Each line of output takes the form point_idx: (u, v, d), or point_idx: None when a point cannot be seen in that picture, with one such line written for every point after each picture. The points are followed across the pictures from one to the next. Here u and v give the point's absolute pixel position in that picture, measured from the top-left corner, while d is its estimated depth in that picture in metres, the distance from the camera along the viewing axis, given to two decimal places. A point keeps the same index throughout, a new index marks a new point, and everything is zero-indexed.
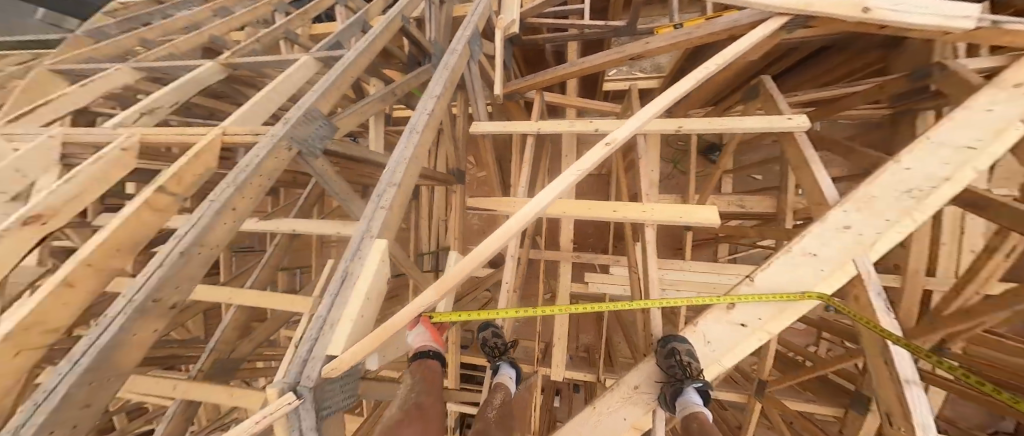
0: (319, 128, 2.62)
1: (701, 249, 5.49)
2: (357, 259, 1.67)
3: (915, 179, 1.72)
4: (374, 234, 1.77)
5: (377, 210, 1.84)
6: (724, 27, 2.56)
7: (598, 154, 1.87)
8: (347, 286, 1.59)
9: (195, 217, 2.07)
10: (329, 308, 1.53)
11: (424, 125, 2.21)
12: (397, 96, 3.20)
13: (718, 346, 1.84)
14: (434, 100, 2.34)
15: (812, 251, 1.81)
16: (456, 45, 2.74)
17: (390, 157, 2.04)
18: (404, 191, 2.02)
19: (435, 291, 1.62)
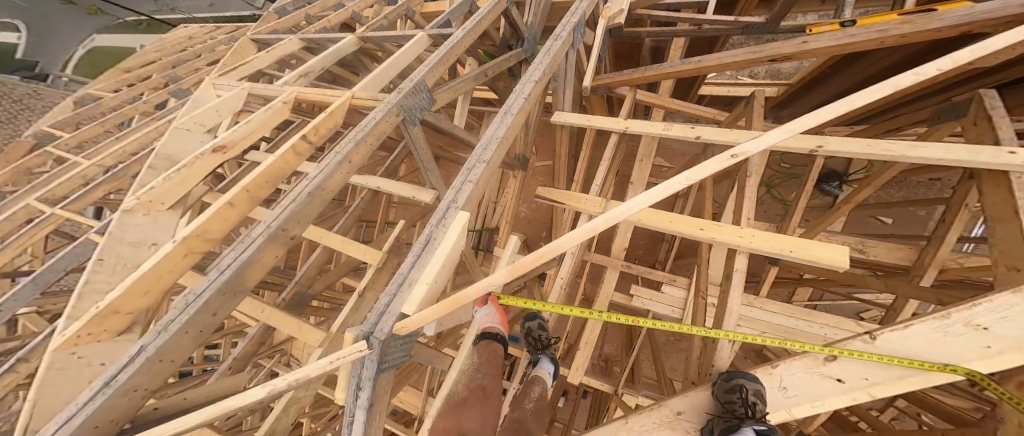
0: (422, 99, 2.87)
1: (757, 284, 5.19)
2: (441, 226, 1.77)
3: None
4: (459, 206, 1.84)
5: (465, 183, 1.94)
6: None
7: (715, 166, 1.78)
8: (429, 250, 1.69)
9: (324, 164, 2.46)
10: (410, 268, 1.64)
11: (519, 107, 2.28)
12: (485, 78, 3.33)
13: (796, 394, 1.72)
14: (532, 83, 2.41)
15: (984, 325, 1.52)
16: (558, 35, 2.77)
17: (481, 139, 2.14)
18: (492, 169, 2.09)
19: (511, 272, 1.55)
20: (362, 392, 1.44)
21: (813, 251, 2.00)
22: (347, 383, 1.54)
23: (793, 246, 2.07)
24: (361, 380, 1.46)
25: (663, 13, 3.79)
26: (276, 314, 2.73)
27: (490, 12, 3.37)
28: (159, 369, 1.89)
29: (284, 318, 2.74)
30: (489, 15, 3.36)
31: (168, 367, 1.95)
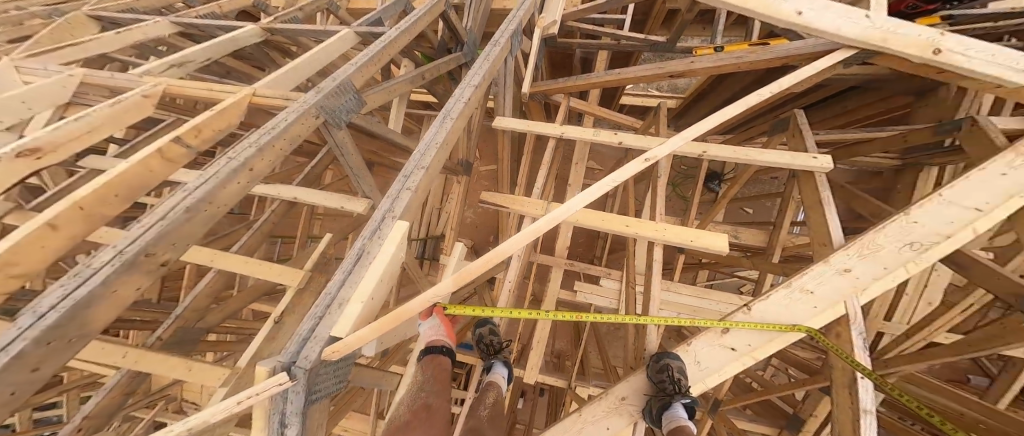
0: (349, 100, 2.68)
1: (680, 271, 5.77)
2: (377, 237, 1.72)
3: (924, 233, 1.83)
4: (395, 215, 1.80)
5: (402, 193, 1.92)
6: (780, 54, 2.65)
7: (634, 169, 2.00)
8: (362, 264, 1.64)
9: (209, 172, 2.07)
10: (340, 286, 1.58)
11: (455, 117, 2.30)
12: (423, 80, 3.28)
13: (708, 365, 1.95)
14: (466, 95, 2.43)
15: (810, 289, 1.93)
16: (493, 45, 2.82)
17: (414, 153, 2.12)
18: (431, 177, 2.09)
19: (457, 279, 1.62)
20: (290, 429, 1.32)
21: (693, 237, 2.43)
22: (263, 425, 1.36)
23: (693, 237, 2.44)
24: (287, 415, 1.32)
25: (591, 27, 4.03)
26: (153, 358, 2.30)
27: (426, 15, 3.35)
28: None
29: (163, 360, 2.30)
30: (423, 18, 3.33)
31: None
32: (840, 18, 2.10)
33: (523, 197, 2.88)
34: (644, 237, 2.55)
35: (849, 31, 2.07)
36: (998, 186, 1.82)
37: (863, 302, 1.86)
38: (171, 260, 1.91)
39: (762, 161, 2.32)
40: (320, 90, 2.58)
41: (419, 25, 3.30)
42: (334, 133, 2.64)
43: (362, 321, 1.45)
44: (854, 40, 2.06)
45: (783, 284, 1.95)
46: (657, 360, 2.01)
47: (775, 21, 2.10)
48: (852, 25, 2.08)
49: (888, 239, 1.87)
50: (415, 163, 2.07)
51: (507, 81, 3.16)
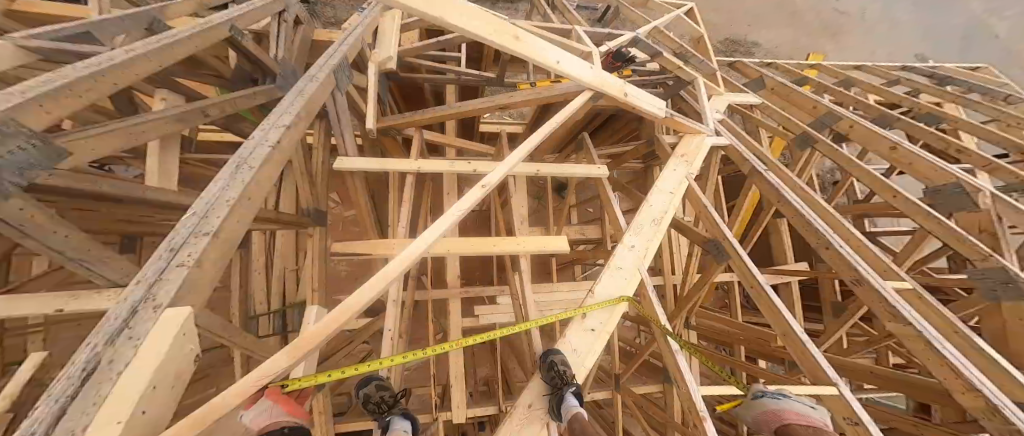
0: (18, 151, 1.59)
1: (564, 270, 6.31)
2: (129, 334, 1.03)
3: (654, 211, 2.57)
4: (167, 294, 1.12)
5: (169, 271, 1.17)
6: (562, 90, 3.21)
7: (474, 196, 2.03)
8: (103, 378, 0.94)
9: None
10: (50, 423, 0.84)
11: (263, 156, 1.56)
12: (208, 116, 2.57)
13: (581, 350, 2.12)
14: (282, 126, 1.72)
15: (619, 265, 2.38)
16: (323, 66, 2.28)
17: (212, 182, 1.42)
18: (227, 239, 1.36)
19: (290, 353, 1.34)
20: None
21: (538, 246, 2.73)
22: None
23: (528, 245, 2.73)
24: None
25: (430, 63, 4.18)
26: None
27: (199, 36, 2.42)
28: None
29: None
30: (194, 40, 2.38)
31: None
32: (577, 68, 2.40)
33: (382, 241, 2.70)
34: (509, 254, 2.66)
35: (587, 79, 2.41)
36: (676, 177, 2.76)
37: (648, 267, 2.39)
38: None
39: (575, 173, 2.81)
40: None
41: (185, 46, 2.31)
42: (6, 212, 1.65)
43: None
44: (591, 85, 2.41)
45: (604, 268, 2.37)
46: (545, 359, 2.21)
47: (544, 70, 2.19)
48: (587, 74, 2.43)
49: (644, 218, 2.55)
50: (194, 219, 1.31)
51: (345, 116, 2.75)
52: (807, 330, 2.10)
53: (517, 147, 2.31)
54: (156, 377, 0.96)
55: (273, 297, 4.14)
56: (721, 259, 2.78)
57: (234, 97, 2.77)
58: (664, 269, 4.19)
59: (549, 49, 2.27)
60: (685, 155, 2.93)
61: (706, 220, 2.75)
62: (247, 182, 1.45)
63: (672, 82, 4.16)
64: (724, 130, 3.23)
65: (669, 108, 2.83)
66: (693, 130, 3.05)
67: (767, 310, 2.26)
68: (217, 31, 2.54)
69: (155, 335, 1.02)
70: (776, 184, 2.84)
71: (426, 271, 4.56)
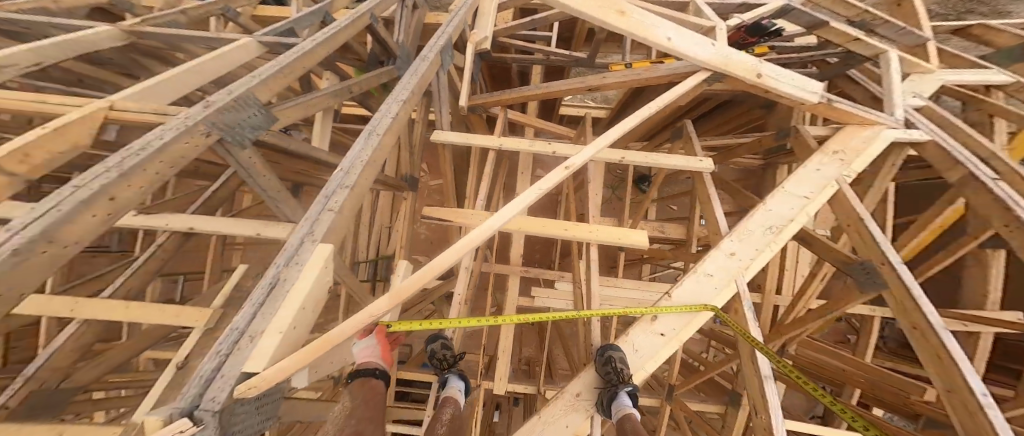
0: (253, 117, 2.09)
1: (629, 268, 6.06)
2: (292, 267, 1.52)
3: (779, 217, 2.18)
4: (313, 243, 1.60)
5: (312, 229, 1.65)
6: (669, 69, 2.73)
7: (556, 177, 1.94)
8: (277, 294, 1.46)
9: (62, 196, 1.46)
10: (249, 320, 1.37)
11: (373, 147, 1.98)
12: (351, 93, 2.75)
13: (645, 353, 1.94)
14: (385, 121, 2.09)
15: (709, 272, 2.11)
16: (432, 47, 2.56)
17: (336, 169, 1.86)
18: (348, 211, 1.81)
19: (392, 298, 1.54)
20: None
21: (616, 237, 2.51)
22: None
23: (612, 236, 2.53)
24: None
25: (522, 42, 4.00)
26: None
27: (351, 24, 2.74)
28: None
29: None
30: (348, 28, 2.72)
31: None
32: (693, 44, 2.18)
33: (460, 209, 2.74)
34: (581, 241, 2.51)
35: (705, 57, 2.17)
36: (822, 177, 2.29)
37: (750, 279, 2.07)
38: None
39: (669, 164, 2.50)
40: (208, 102, 1.95)
41: (342, 32, 2.70)
42: (244, 162, 2.12)
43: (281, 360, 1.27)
44: (707, 65, 2.18)
45: (690, 271, 2.12)
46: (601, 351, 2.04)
47: (653, 47, 2.04)
48: (708, 52, 2.18)
49: (755, 223, 2.20)
50: (334, 189, 1.80)
51: (443, 88, 2.87)
52: (993, 396, 1.73)
53: (617, 125, 2.14)
54: (304, 302, 1.44)
55: (375, 248, 4.49)
56: (870, 289, 2.38)
57: (375, 76, 3.01)
58: (767, 284, 3.67)
59: (664, 24, 2.08)
60: (845, 152, 2.40)
61: (858, 235, 2.30)
62: (361, 166, 1.88)
63: (839, 59, 3.42)
64: (921, 120, 2.57)
65: (827, 92, 2.32)
66: (866, 118, 2.43)
67: (938, 361, 1.91)
68: (364, 16, 2.89)
69: (306, 270, 1.50)
70: (1008, 197, 2.18)
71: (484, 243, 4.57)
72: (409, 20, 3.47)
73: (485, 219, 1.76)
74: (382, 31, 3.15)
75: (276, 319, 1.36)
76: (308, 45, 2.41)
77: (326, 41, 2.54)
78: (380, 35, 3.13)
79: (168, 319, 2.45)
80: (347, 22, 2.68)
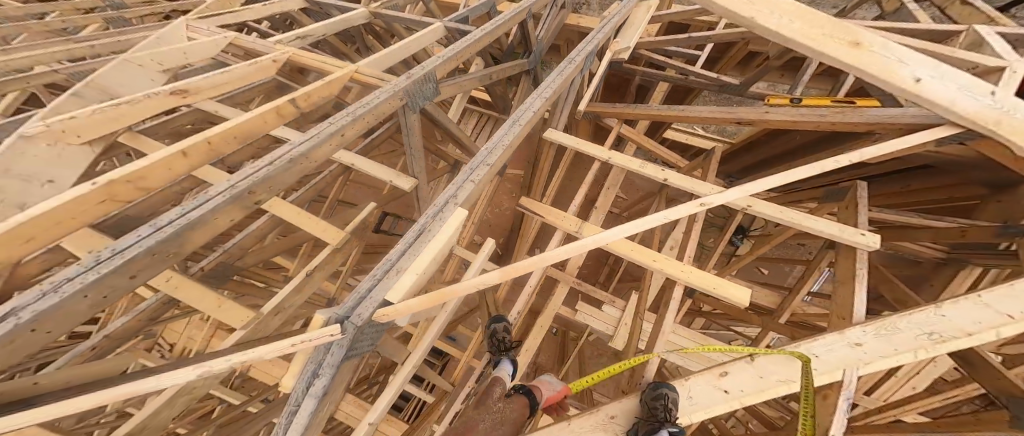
0: (426, 89, 2.87)
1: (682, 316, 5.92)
2: (439, 218, 2.07)
3: (952, 328, 2.01)
4: (455, 203, 2.13)
5: (458, 192, 2.19)
6: (871, 118, 2.50)
7: (690, 209, 2.20)
8: (421, 240, 1.98)
9: (311, 133, 2.29)
10: (400, 255, 1.93)
11: (510, 138, 2.50)
12: (490, 81, 3.55)
13: (698, 401, 2.14)
14: (521, 123, 2.59)
15: (816, 353, 2.14)
16: (567, 67, 3.04)
17: (480, 151, 2.41)
18: (483, 185, 2.31)
19: (503, 274, 1.92)
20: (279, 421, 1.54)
21: (713, 285, 2.74)
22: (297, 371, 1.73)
23: (682, 271, 2.87)
24: (291, 412, 1.56)
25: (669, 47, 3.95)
26: (192, 287, 2.30)
27: (497, 30, 3.54)
28: (19, 346, 1.36)
29: (192, 291, 2.28)
30: (496, 31, 3.54)
31: (41, 340, 1.44)
32: (960, 91, 2.05)
33: (557, 210, 3.20)
34: (664, 274, 2.84)
35: (968, 109, 2.03)
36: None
37: (863, 375, 2.04)
38: (263, 200, 2.06)
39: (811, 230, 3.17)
40: (409, 74, 2.77)
41: (502, 28, 3.61)
42: (410, 121, 2.87)
43: (409, 300, 1.75)
44: (966, 119, 2.03)
45: (790, 345, 2.21)
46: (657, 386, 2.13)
47: (898, 92, 2.03)
48: (973, 103, 2.03)
49: (914, 323, 2.09)
50: (475, 166, 2.34)
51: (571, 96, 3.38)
52: None
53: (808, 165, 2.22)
54: (437, 253, 1.93)
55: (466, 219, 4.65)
56: None
57: (503, 70, 3.92)
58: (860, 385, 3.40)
59: (919, 67, 2.05)
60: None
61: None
62: (499, 151, 2.41)
63: None
64: None
65: None
66: None
67: None
68: (511, 23, 3.75)
69: (447, 225, 2.01)
70: None
71: (530, 234, 4.58)
72: (551, 21, 4.91)
73: (605, 231, 2.12)
74: (528, 32, 4.35)
75: (416, 261, 1.88)
76: (466, 43, 3.24)
77: (481, 40, 3.39)
78: (526, 32, 4.31)
79: (320, 232, 2.82)
80: (493, 30, 3.47)
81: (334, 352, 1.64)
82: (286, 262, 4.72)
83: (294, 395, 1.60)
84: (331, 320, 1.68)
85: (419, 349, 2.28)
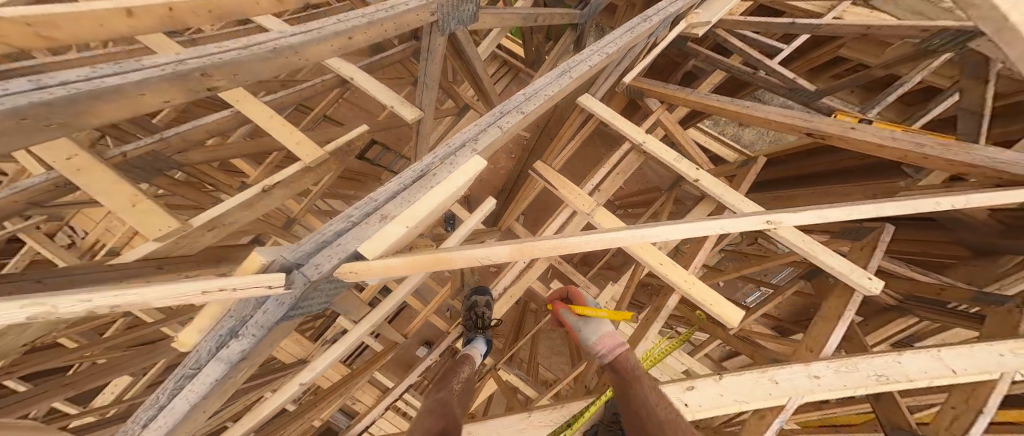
0: (465, 11, 2.51)
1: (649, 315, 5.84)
2: (451, 160, 1.66)
3: (900, 372, 2.05)
4: (480, 146, 1.71)
5: (483, 133, 1.77)
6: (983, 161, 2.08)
7: (755, 226, 1.93)
8: (421, 185, 1.57)
9: (308, 27, 1.88)
10: (391, 196, 1.52)
11: (557, 89, 2.06)
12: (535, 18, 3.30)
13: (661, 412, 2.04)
14: (572, 75, 2.16)
15: (777, 379, 2.05)
16: (636, 28, 2.60)
17: (517, 95, 1.99)
18: (509, 137, 1.88)
19: (514, 252, 1.56)
20: (171, 377, 1.28)
21: (709, 303, 2.51)
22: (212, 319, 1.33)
23: (684, 282, 2.67)
24: (186, 375, 1.28)
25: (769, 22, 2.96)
26: (103, 173, 1.73)
27: None
28: None
29: (102, 177, 1.73)
30: None
31: None
32: None
33: (573, 185, 2.86)
34: (666, 278, 2.65)
35: None
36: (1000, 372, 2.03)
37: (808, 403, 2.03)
38: (220, 89, 1.62)
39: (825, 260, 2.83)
40: None
41: None
42: (433, 44, 2.55)
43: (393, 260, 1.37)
44: None
45: (758, 368, 2.08)
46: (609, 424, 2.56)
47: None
48: None
49: (870, 364, 2.09)
50: (507, 110, 1.91)
51: (625, 61, 3.01)
52: None
53: (867, 207, 1.93)
54: (437, 208, 1.53)
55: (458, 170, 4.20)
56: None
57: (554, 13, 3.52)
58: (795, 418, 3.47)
59: None
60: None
61: (952, 419, 2.30)
62: (544, 98, 2.00)
63: None
64: None
65: None
66: None
67: None
68: None
69: (463, 168, 1.61)
70: None
71: (518, 198, 4.18)
72: None
73: (642, 229, 1.76)
74: None
75: (410, 211, 1.47)
76: None
77: None
78: None
79: (293, 145, 2.29)
80: None
81: (266, 310, 1.28)
82: (247, 169, 4.15)
83: (194, 352, 1.28)
84: (278, 266, 1.28)
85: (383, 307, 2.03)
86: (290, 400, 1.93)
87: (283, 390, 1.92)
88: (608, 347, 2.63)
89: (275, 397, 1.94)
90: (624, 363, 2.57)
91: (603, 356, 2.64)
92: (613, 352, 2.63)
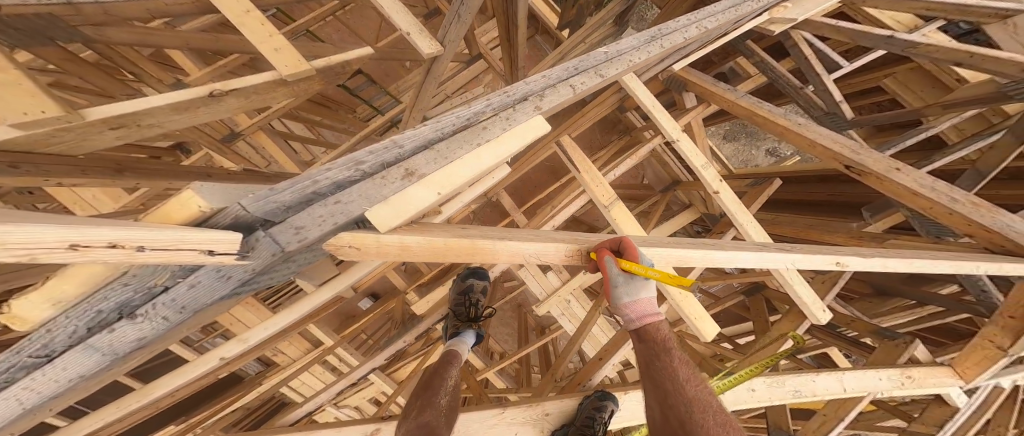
0: None
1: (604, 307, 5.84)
2: (507, 116, 1.25)
3: (810, 389, 2.25)
4: (546, 106, 1.35)
5: (549, 91, 1.40)
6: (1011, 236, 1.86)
7: (825, 265, 1.78)
8: (457, 142, 1.13)
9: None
10: (421, 146, 1.07)
11: (633, 62, 1.81)
12: None
13: (625, 414, 2.21)
14: (657, 44, 1.95)
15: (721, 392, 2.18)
16: (719, 13, 2.26)
17: (596, 54, 1.71)
18: (576, 99, 1.55)
19: (562, 251, 1.30)
20: None
21: (695, 322, 2.04)
22: (73, 290, 0.84)
23: (678, 295, 2.08)
24: (21, 366, 0.89)
25: (856, 29, 2.69)
26: None
27: None
28: None
29: None
30: None
31: None
32: None
33: (599, 171, 2.29)
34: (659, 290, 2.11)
35: None
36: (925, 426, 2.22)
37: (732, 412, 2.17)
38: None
39: (796, 297, 2.16)
40: None
41: None
42: None
43: (399, 236, 0.98)
44: None
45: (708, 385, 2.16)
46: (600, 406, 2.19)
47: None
48: None
49: (792, 381, 2.26)
50: (585, 68, 1.61)
51: (693, 47, 2.52)
52: None
53: (890, 259, 1.88)
54: (477, 174, 1.10)
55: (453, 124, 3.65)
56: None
57: None
58: None
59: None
60: (913, 378, 2.41)
61: (821, 423, 2.60)
62: (626, 66, 1.79)
63: None
64: (980, 393, 2.71)
65: (1014, 356, 2.31)
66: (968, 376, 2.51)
67: None
68: None
69: (523, 127, 1.20)
70: None
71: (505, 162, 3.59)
72: None
73: (721, 251, 1.57)
74: None
75: (447, 171, 1.03)
76: None
77: None
78: None
79: (269, 51, 1.49)
80: None
81: (196, 283, 0.93)
82: (187, 64, 3.24)
83: (46, 332, 0.87)
84: (229, 219, 0.82)
85: (339, 288, 1.39)
86: (210, 372, 1.38)
87: (203, 361, 1.34)
88: (640, 315, 1.58)
89: (177, 372, 1.36)
90: (651, 330, 1.71)
91: (626, 321, 1.62)
92: (643, 321, 1.61)
